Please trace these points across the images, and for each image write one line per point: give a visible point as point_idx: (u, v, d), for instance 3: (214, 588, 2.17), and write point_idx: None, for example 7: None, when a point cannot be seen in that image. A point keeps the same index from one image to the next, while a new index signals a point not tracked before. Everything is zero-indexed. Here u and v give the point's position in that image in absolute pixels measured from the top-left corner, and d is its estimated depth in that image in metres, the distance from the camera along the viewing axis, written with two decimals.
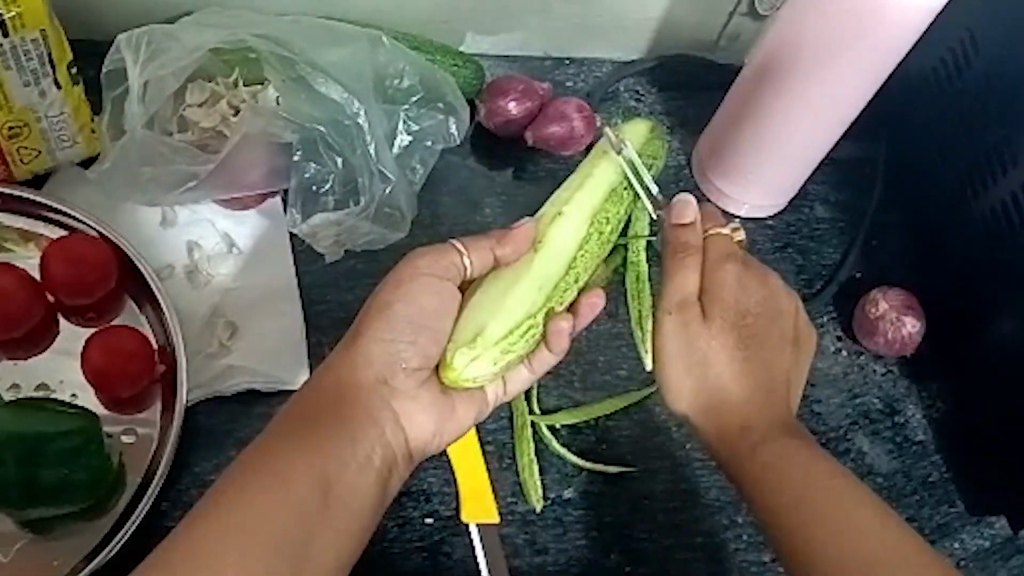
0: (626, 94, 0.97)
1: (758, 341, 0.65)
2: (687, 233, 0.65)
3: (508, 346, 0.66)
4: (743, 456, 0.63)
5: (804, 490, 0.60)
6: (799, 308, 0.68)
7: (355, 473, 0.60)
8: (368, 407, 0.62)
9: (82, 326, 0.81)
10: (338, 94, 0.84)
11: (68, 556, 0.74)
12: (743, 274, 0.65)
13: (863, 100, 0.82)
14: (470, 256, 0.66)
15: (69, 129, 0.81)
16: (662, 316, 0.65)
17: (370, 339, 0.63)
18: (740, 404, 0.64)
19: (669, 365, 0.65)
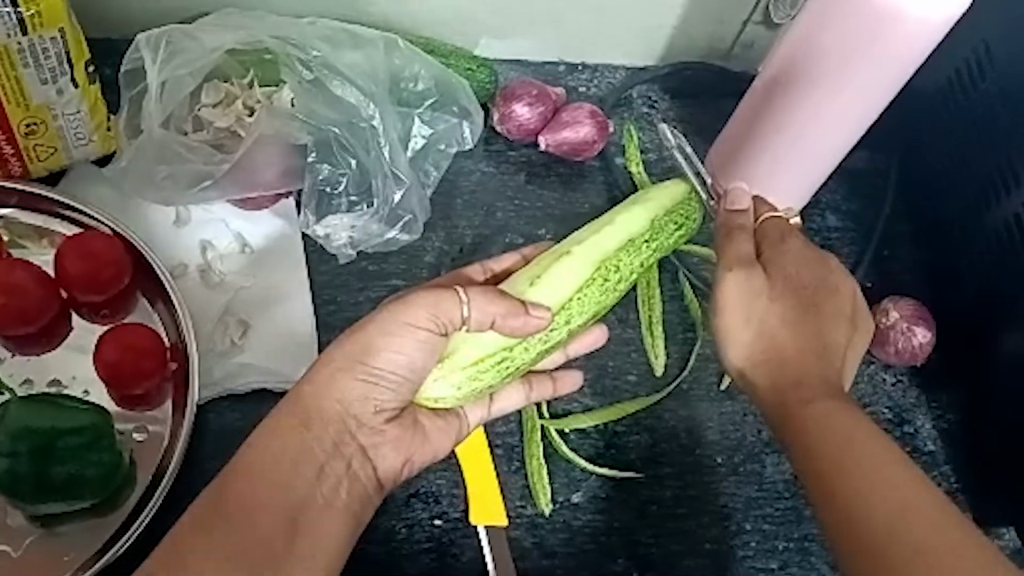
0: (639, 100, 0.98)
1: (817, 310, 0.66)
2: (738, 216, 0.71)
3: (477, 375, 0.65)
4: (792, 409, 0.63)
5: (848, 445, 0.59)
6: (858, 298, 0.69)
7: (321, 508, 0.60)
8: (337, 437, 0.61)
9: (95, 323, 0.81)
10: (354, 96, 0.85)
11: (78, 551, 0.74)
12: (805, 252, 0.68)
13: (876, 108, 0.82)
14: (470, 307, 0.62)
15: (86, 128, 0.82)
16: (722, 274, 0.67)
17: (344, 373, 0.60)
18: (787, 365, 0.65)
19: (725, 318, 0.67)
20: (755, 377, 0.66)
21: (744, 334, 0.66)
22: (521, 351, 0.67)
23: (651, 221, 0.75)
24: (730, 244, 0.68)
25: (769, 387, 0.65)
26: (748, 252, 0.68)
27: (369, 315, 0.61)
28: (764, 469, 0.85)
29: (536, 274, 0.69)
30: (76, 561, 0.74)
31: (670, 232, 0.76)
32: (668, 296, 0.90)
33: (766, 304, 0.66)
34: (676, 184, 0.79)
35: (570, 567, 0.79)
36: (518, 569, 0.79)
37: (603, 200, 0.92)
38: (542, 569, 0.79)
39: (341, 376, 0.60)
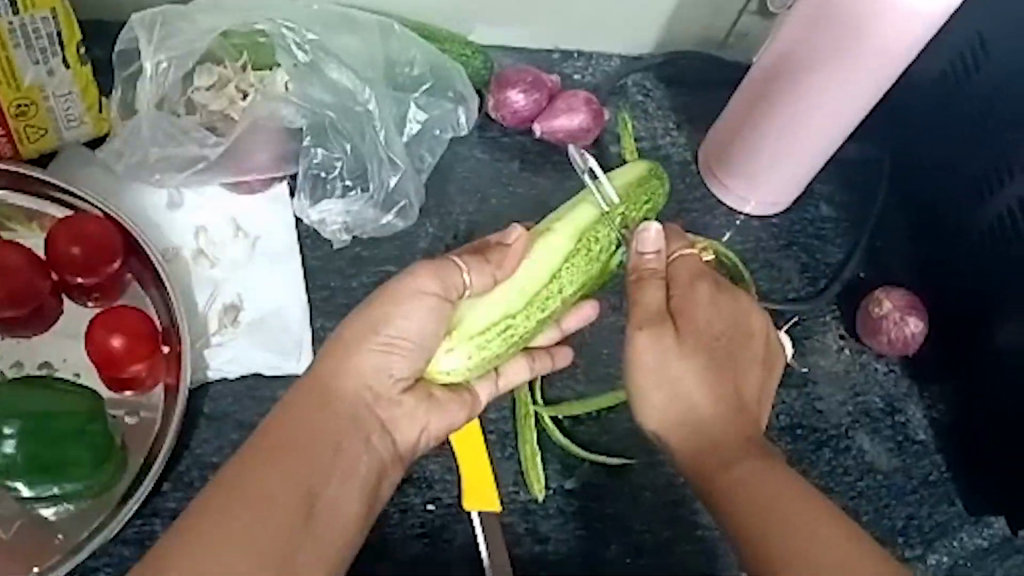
0: (634, 90, 0.97)
1: (726, 362, 0.66)
2: (648, 259, 0.67)
3: (484, 343, 0.67)
4: (714, 473, 0.63)
5: (775, 500, 0.59)
6: (769, 333, 0.70)
7: (341, 487, 0.60)
8: (351, 411, 0.62)
9: (86, 307, 0.81)
10: (350, 80, 0.84)
11: (71, 533, 0.74)
12: (716, 295, 0.67)
13: (873, 99, 0.82)
14: (470, 274, 0.65)
15: (77, 109, 0.81)
16: (632, 333, 0.66)
17: (358, 346, 0.63)
18: (706, 425, 0.65)
19: (641, 377, 0.66)
20: (677, 445, 0.66)
21: (659, 397, 0.66)
22: (524, 319, 0.68)
23: (630, 191, 0.75)
24: (638, 296, 0.66)
25: (692, 457, 0.65)
26: (658, 302, 0.66)
27: (377, 291, 0.64)
28: None
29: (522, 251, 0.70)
30: (68, 543, 0.73)
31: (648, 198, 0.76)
32: None
33: (681, 359, 0.65)
34: (631, 168, 0.76)
35: (562, 554, 0.79)
36: (511, 555, 0.79)
37: None
38: (535, 555, 0.79)
39: (356, 347, 0.63)
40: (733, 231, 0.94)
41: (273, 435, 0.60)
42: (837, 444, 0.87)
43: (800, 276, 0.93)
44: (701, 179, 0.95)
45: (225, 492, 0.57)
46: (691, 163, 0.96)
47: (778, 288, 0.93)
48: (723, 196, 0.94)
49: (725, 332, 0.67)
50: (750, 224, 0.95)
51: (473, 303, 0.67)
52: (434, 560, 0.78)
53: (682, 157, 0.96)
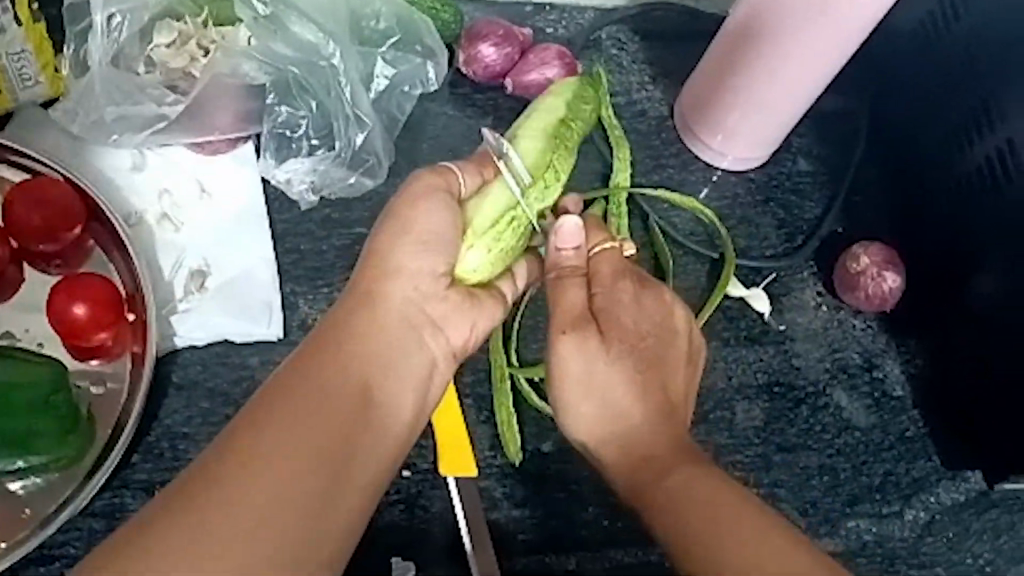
0: (607, 42, 0.95)
1: (651, 367, 0.65)
2: (566, 256, 0.66)
3: (498, 236, 0.65)
4: (645, 486, 0.62)
5: (706, 502, 0.58)
6: (694, 344, 0.69)
7: (395, 386, 0.62)
8: (399, 311, 0.63)
9: (47, 275, 0.78)
10: (312, 34, 0.79)
11: (39, 507, 0.72)
12: (640, 295, 0.66)
13: (852, 47, 0.80)
14: (463, 174, 0.65)
15: (31, 68, 0.78)
16: (557, 338, 0.65)
17: (396, 246, 0.63)
18: (636, 436, 0.64)
19: (568, 385, 0.65)
20: (605, 457, 0.65)
21: (581, 409, 0.66)
22: (529, 209, 0.66)
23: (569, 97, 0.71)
24: (560, 297, 0.66)
25: (623, 471, 0.63)
26: (580, 305, 0.65)
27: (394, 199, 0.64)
28: (734, 416, 0.85)
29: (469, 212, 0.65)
30: (36, 518, 0.72)
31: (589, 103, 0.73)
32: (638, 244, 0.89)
33: (606, 364, 0.64)
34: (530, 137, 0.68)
35: (540, 517, 0.79)
36: (488, 520, 0.78)
37: None
38: (513, 520, 0.78)
39: (393, 244, 0.63)
40: (710, 187, 0.93)
41: (322, 345, 0.61)
42: (815, 401, 0.87)
43: (777, 232, 0.92)
44: (676, 134, 0.94)
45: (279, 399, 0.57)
46: (667, 119, 0.94)
47: (756, 245, 0.91)
48: (700, 153, 0.93)
49: (652, 337, 0.66)
50: (728, 179, 0.93)
51: (473, 199, 0.65)
52: (411, 526, 0.77)
53: (658, 112, 0.94)
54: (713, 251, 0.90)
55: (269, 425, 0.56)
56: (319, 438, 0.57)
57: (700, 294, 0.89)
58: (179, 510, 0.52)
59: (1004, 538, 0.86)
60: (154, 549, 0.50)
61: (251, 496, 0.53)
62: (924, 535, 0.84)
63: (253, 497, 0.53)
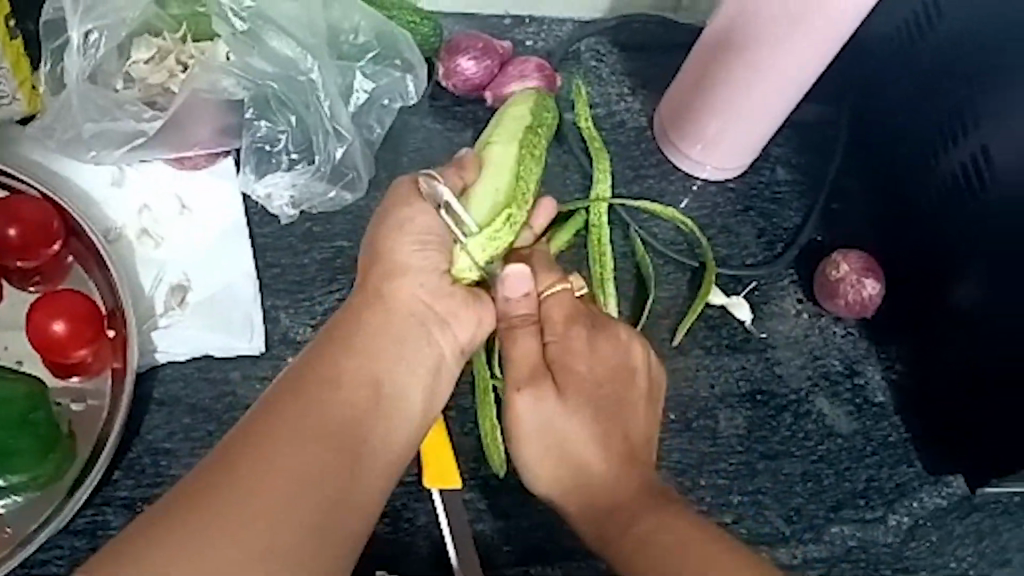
0: (587, 54, 0.96)
1: (610, 414, 0.68)
2: (517, 304, 0.66)
3: (493, 236, 0.65)
4: (615, 536, 0.65)
5: (675, 551, 0.62)
6: (651, 390, 0.72)
7: (405, 378, 0.62)
8: (407, 306, 0.63)
9: (26, 292, 0.77)
10: (290, 49, 0.79)
11: (20, 526, 0.71)
12: (593, 339, 0.69)
13: (829, 55, 0.80)
14: (443, 179, 0.66)
15: (8, 86, 0.78)
16: (513, 395, 0.67)
17: (394, 244, 0.63)
18: (597, 488, 0.67)
19: (526, 440, 0.67)
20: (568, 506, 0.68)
21: (539, 462, 0.68)
22: (518, 207, 0.66)
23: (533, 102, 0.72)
24: (515, 350, 0.67)
25: (590, 523, 0.66)
26: (535, 354, 0.67)
27: (381, 205, 0.65)
28: (717, 424, 0.86)
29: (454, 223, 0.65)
30: (18, 537, 0.70)
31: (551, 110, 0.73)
32: (619, 254, 0.89)
33: (564, 415, 0.67)
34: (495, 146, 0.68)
35: (524, 528, 0.78)
36: (472, 532, 0.78)
37: (553, 157, 0.91)
38: (497, 531, 0.78)
39: (392, 241, 0.64)
40: (690, 197, 0.93)
41: (330, 343, 0.61)
42: (797, 408, 0.87)
43: (758, 241, 0.93)
44: (656, 145, 0.94)
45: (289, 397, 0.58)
46: (646, 129, 0.95)
47: (737, 254, 0.92)
48: (678, 163, 0.93)
49: (608, 387, 0.69)
50: (708, 189, 0.94)
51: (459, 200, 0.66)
52: (395, 540, 0.76)
53: (637, 122, 0.95)
54: (693, 260, 0.90)
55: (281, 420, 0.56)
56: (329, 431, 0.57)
57: (681, 303, 0.89)
58: (194, 503, 0.52)
59: (987, 542, 0.86)
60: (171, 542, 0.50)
61: (265, 487, 0.53)
62: (908, 540, 0.85)
63: (273, 483, 0.53)
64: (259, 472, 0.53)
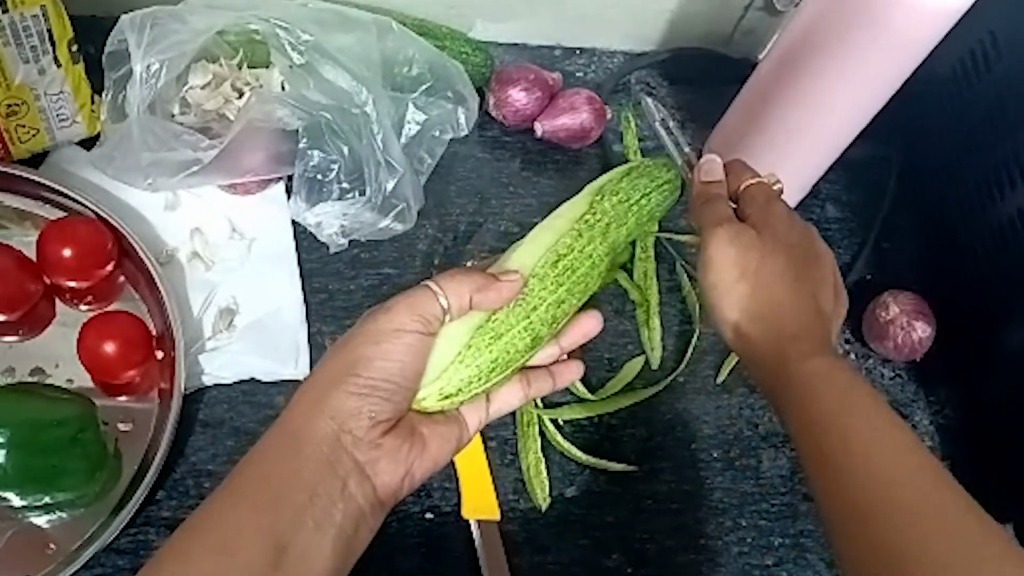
0: (637, 86, 0.96)
1: (806, 273, 0.63)
2: (714, 186, 0.68)
3: (474, 376, 0.65)
4: (787, 361, 0.60)
5: (842, 394, 0.56)
6: (838, 273, 0.66)
7: (312, 532, 0.58)
8: (326, 458, 0.60)
9: (79, 311, 0.79)
10: (346, 82, 0.82)
11: (64, 542, 0.72)
12: (794, 213, 0.66)
13: (887, 91, 0.79)
14: (447, 298, 0.62)
15: (69, 108, 0.80)
16: (711, 231, 0.64)
17: (333, 388, 0.60)
18: (779, 322, 0.61)
19: (716, 273, 0.64)
20: (750, 335, 0.63)
21: (730, 284, 0.63)
22: (511, 350, 0.66)
23: (593, 193, 0.73)
24: (708, 209, 0.66)
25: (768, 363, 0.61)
26: (730, 212, 0.65)
27: (355, 328, 0.62)
28: (761, 463, 0.84)
29: (457, 351, 0.64)
30: (61, 553, 0.72)
31: (660, 191, 0.76)
32: (664, 287, 0.88)
33: (760, 258, 0.63)
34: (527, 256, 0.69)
35: (562, 563, 0.78)
36: (510, 565, 0.77)
37: None
38: (535, 565, 0.77)
39: (336, 389, 0.60)
40: None
41: (234, 492, 0.57)
42: None
43: None
44: None
45: (185, 554, 0.54)
46: None
47: None
48: None
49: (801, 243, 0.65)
50: None
51: (452, 323, 0.64)
52: (432, 570, 0.76)
53: None
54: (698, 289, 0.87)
55: None
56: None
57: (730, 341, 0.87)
58: None
59: None
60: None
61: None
62: None
63: None
64: None
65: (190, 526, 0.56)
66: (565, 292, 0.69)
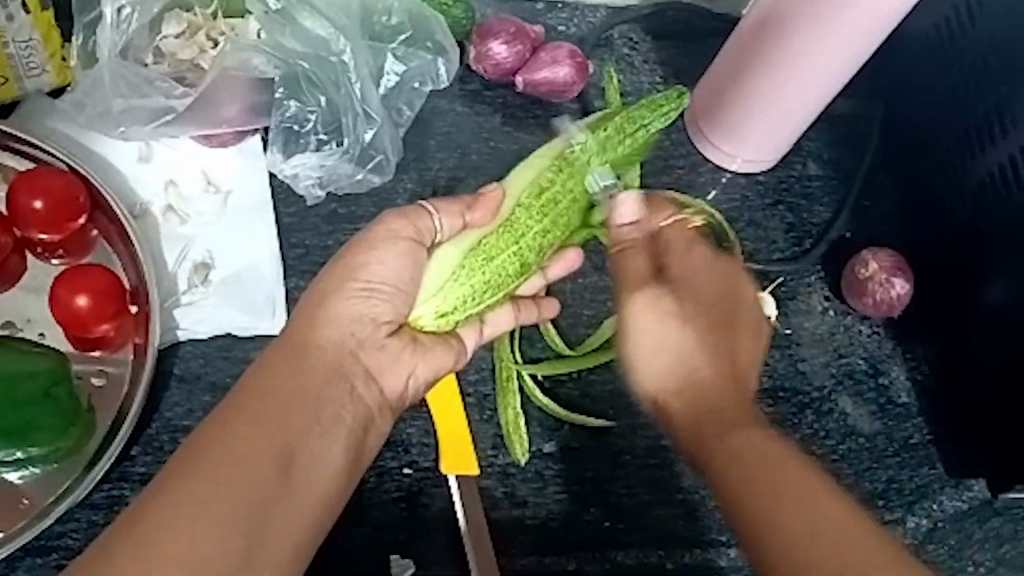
0: (620, 41, 0.94)
1: (725, 332, 0.68)
2: (627, 232, 0.72)
3: (468, 295, 0.69)
4: (710, 436, 0.62)
5: (768, 460, 0.58)
6: (755, 319, 0.71)
7: (322, 437, 0.58)
8: (333, 364, 0.60)
9: (50, 265, 0.77)
10: (324, 30, 0.79)
11: (38, 497, 0.72)
12: (711, 260, 0.71)
13: (874, 44, 0.78)
14: (440, 217, 0.67)
15: (39, 57, 0.78)
16: (630, 296, 0.69)
17: (338, 290, 0.62)
18: (702, 388, 0.65)
19: (639, 342, 0.68)
20: (671, 404, 0.66)
21: (652, 351, 0.68)
22: (502, 273, 0.70)
23: (577, 127, 0.76)
24: (626, 265, 0.71)
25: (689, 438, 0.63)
26: (647, 269, 0.70)
27: (350, 242, 0.64)
28: None
29: (451, 271, 0.68)
30: (35, 508, 0.71)
31: (659, 116, 0.79)
32: None
33: (679, 325, 0.67)
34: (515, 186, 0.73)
35: (540, 518, 0.78)
36: (488, 520, 0.78)
37: None
38: (513, 519, 0.78)
39: (336, 293, 0.62)
40: (718, 189, 0.92)
41: (241, 398, 0.57)
42: (820, 406, 0.87)
43: (785, 236, 0.92)
44: (687, 136, 0.93)
45: (191, 457, 0.54)
46: (677, 119, 0.94)
47: (764, 248, 0.91)
48: (709, 154, 0.92)
49: (720, 299, 0.69)
50: (737, 181, 0.92)
51: (446, 244, 0.68)
52: (411, 525, 0.76)
53: None
54: None
55: (176, 494, 0.53)
56: (231, 506, 0.53)
57: None
58: None
59: (1007, 547, 0.85)
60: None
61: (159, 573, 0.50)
62: (925, 543, 0.84)
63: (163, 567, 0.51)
64: (145, 557, 0.51)
65: (193, 442, 0.55)
66: (550, 222, 0.73)
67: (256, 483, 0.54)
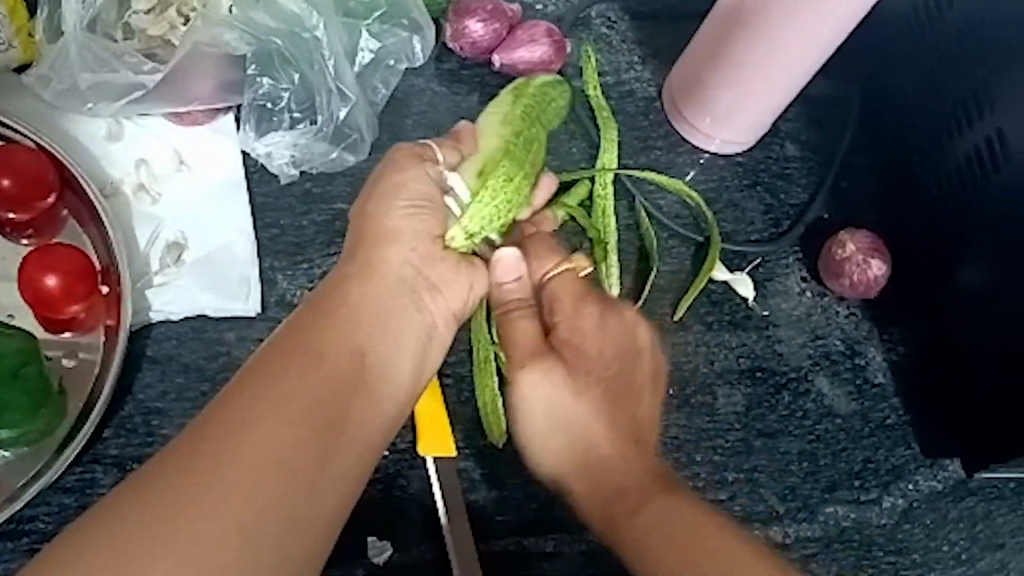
0: (597, 21, 0.94)
1: (621, 398, 0.70)
2: (511, 288, 0.68)
3: (494, 212, 0.66)
4: (619, 514, 0.65)
5: (679, 534, 0.62)
6: (656, 370, 0.72)
7: (383, 363, 0.60)
8: (392, 295, 0.62)
9: (19, 245, 0.76)
10: (296, 5, 0.77)
11: (8, 482, 0.70)
12: (602, 314, 0.70)
13: (853, 20, 0.77)
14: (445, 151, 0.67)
15: (5, 31, 0.77)
16: (520, 371, 0.68)
17: (388, 211, 0.64)
18: (605, 470, 0.67)
19: (533, 420, 0.69)
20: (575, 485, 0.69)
21: (540, 430, 0.69)
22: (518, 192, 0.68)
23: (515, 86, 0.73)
24: (514, 331, 0.68)
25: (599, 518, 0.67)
26: (535, 334, 0.69)
27: (374, 177, 0.65)
28: (716, 401, 0.85)
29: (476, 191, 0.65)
30: (4, 493, 0.70)
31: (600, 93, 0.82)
32: (624, 226, 0.88)
33: (574, 399, 0.68)
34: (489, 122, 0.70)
35: (517, 499, 0.78)
36: (465, 501, 0.77)
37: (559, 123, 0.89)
38: (490, 500, 0.77)
39: (382, 211, 0.64)
40: (697, 169, 0.92)
41: (304, 324, 0.59)
42: (797, 387, 0.87)
43: (763, 217, 0.91)
44: (664, 116, 0.92)
45: (240, 390, 0.55)
46: (656, 99, 0.93)
47: (741, 229, 0.91)
48: (686, 134, 0.91)
49: (616, 363, 0.70)
50: (715, 162, 0.92)
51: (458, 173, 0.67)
52: (387, 506, 0.76)
53: (647, 92, 0.93)
54: (698, 235, 0.89)
55: (246, 401, 0.54)
56: (297, 418, 0.55)
57: (685, 278, 0.88)
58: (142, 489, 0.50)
59: (980, 527, 0.86)
60: (111, 553, 0.48)
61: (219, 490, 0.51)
62: (901, 523, 0.84)
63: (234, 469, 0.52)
64: (216, 459, 0.52)
65: (259, 359, 0.57)
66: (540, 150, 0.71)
67: (320, 400, 0.56)
